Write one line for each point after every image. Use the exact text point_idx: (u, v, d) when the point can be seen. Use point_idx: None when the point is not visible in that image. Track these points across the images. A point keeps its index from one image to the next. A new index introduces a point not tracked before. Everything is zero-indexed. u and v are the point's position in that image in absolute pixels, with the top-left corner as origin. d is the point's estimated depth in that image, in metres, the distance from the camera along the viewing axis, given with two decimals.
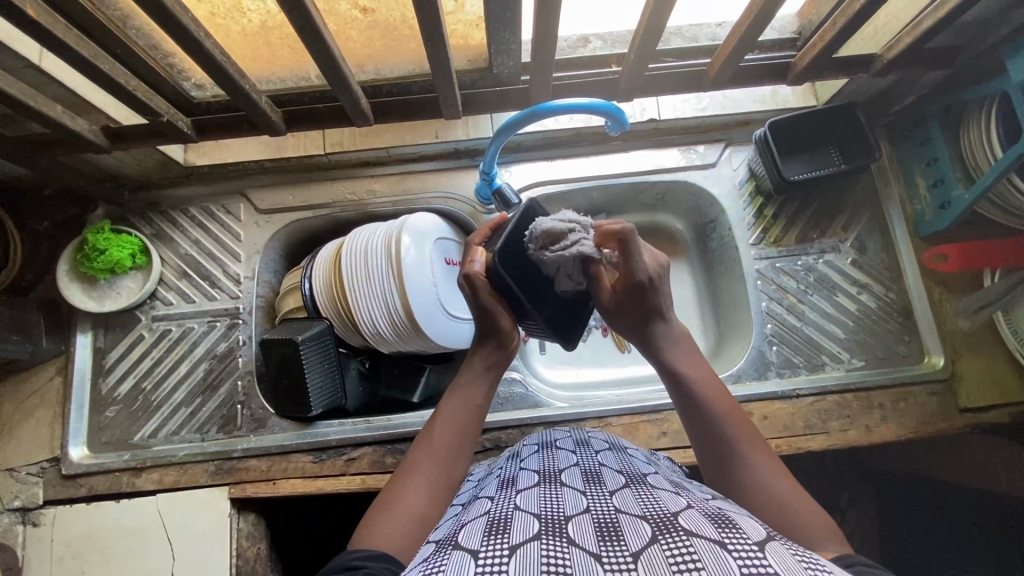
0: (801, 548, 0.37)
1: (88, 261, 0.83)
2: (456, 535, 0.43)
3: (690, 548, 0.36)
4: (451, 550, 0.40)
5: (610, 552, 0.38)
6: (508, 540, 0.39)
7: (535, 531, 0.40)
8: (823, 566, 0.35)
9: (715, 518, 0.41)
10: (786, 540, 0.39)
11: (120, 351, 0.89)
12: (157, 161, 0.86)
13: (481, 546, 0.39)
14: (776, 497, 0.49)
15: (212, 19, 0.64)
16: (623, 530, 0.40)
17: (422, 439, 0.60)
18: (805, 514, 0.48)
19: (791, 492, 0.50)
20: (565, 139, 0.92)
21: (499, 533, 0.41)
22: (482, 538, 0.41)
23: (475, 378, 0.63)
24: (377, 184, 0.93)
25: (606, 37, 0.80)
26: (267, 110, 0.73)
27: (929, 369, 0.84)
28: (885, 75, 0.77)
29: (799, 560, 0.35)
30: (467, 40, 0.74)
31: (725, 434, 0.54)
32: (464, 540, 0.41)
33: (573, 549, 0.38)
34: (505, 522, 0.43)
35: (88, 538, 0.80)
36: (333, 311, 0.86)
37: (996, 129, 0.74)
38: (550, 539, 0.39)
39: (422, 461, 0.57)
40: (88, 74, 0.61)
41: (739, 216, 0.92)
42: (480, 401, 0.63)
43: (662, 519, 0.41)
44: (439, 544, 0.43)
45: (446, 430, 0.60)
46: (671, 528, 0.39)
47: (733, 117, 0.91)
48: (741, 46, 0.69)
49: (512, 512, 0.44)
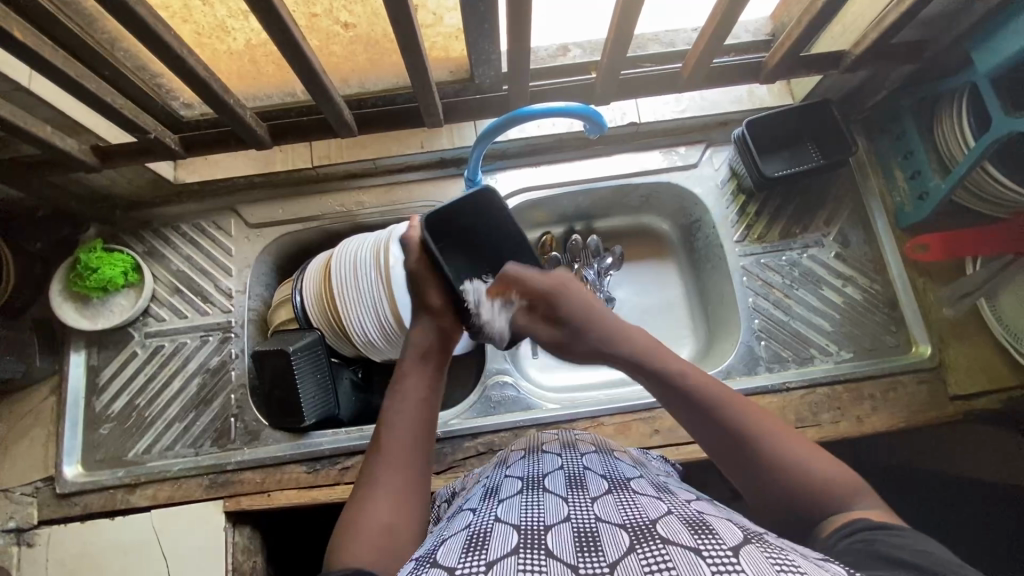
0: (776, 549, 0.38)
1: (80, 279, 0.85)
2: (436, 552, 0.44)
3: (666, 559, 0.37)
4: (428, 568, 0.40)
5: (588, 564, 0.38)
6: (485, 556, 0.40)
7: (513, 544, 0.41)
8: (795, 564, 0.36)
9: (693, 523, 0.41)
10: (762, 540, 0.39)
11: (113, 369, 0.89)
12: (148, 179, 0.87)
13: (457, 563, 0.40)
14: (807, 471, 0.50)
15: (198, 39, 0.66)
16: (601, 540, 0.41)
17: (375, 446, 0.59)
18: (833, 483, 0.49)
19: (826, 465, 0.50)
20: (549, 145, 0.94)
21: (478, 548, 0.41)
22: (460, 554, 0.41)
23: (414, 374, 0.64)
24: (365, 195, 0.94)
25: (585, 45, 0.82)
26: (254, 125, 0.75)
27: (917, 357, 0.85)
28: (856, 70, 0.79)
29: (772, 562, 0.36)
30: (447, 53, 0.76)
31: (753, 434, 0.52)
32: (442, 556, 0.42)
33: (550, 564, 0.38)
34: (484, 534, 0.43)
35: (83, 556, 0.80)
36: (324, 321, 0.87)
37: (969, 120, 0.76)
38: (528, 554, 0.40)
39: (379, 466, 0.56)
40: (77, 94, 0.63)
41: (722, 215, 0.94)
42: (428, 396, 0.63)
43: (640, 527, 0.41)
44: (419, 559, 0.43)
45: (399, 430, 0.59)
46: (648, 537, 0.40)
47: (712, 118, 0.93)
48: (711, 46, 0.71)
49: (492, 524, 0.45)
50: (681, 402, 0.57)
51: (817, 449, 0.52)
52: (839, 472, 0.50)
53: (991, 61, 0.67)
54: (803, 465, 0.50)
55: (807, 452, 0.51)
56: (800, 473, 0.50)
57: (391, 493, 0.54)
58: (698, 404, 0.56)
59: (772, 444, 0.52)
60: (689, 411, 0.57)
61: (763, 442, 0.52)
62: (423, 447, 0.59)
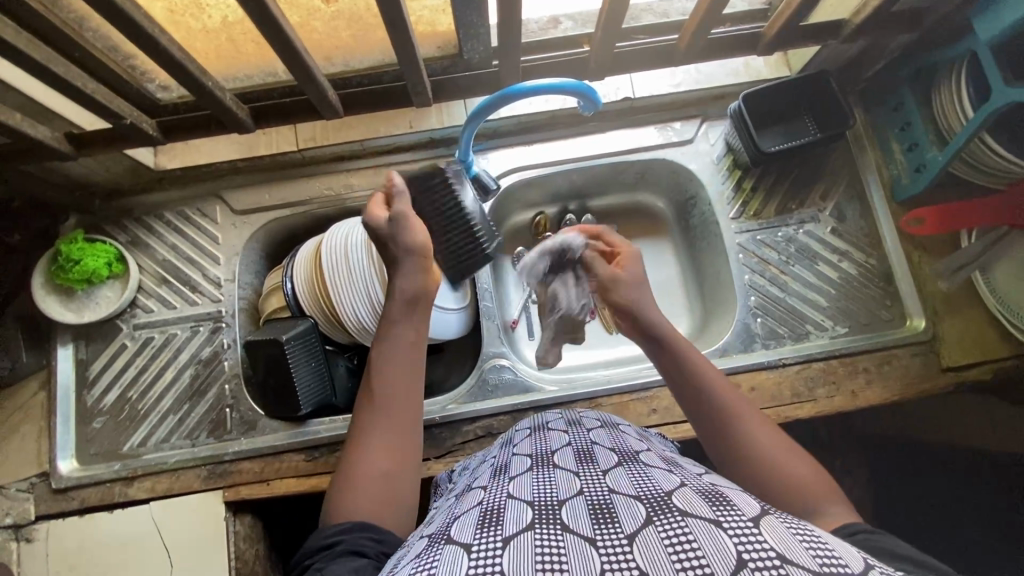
0: (796, 521, 0.37)
1: (63, 272, 0.82)
2: (449, 528, 0.43)
3: (685, 530, 0.36)
4: (443, 546, 0.39)
5: (606, 536, 0.37)
6: (501, 531, 0.39)
7: (528, 520, 0.40)
8: (820, 541, 0.35)
9: (709, 495, 0.41)
10: (780, 512, 0.39)
11: (103, 362, 0.88)
12: (126, 166, 0.84)
13: (474, 539, 0.39)
14: (772, 463, 0.53)
15: (172, 17, 0.62)
16: (616, 511, 0.40)
17: (365, 402, 0.59)
18: (796, 475, 0.51)
19: (786, 454, 0.53)
20: (541, 122, 0.91)
21: (492, 525, 0.40)
22: (475, 530, 0.40)
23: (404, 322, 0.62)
24: (353, 178, 0.92)
25: (577, 17, 0.79)
26: (233, 107, 0.72)
27: (911, 331, 0.85)
28: (855, 40, 0.77)
29: (797, 537, 0.35)
30: (434, 27, 0.72)
31: (732, 419, 0.56)
32: (457, 533, 0.41)
33: (567, 537, 0.38)
34: (498, 512, 0.42)
35: (84, 551, 0.80)
36: (317, 309, 0.86)
37: (966, 90, 0.75)
38: (544, 527, 0.39)
39: (373, 423, 0.57)
40: (44, 78, 0.60)
41: (718, 191, 0.92)
42: (415, 343, 0.62)
43: (656, 499, 0.41)
44: (432, 537, 0.43)
45: (391, 383, 0.59)
46: (666, 509, 0.39)
47: (707, 91, 0.92)
48: (708, 17, 0.69)
49: (505, 500, 0.44)
50: (694, 408, 0.59)
51: (796, 451, 0.53)
52: (801, 465, 0.52)
53: (994, 28, 0.65)
54: (771, 454, 0.53)
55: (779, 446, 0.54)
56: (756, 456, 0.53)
57: (383, 446, 0.56)
58: (704, 400, 0.59)
59: (761, 447, 0.54)
60: (694, 405, 0.59)
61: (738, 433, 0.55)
62: (414, 408, 0.60)
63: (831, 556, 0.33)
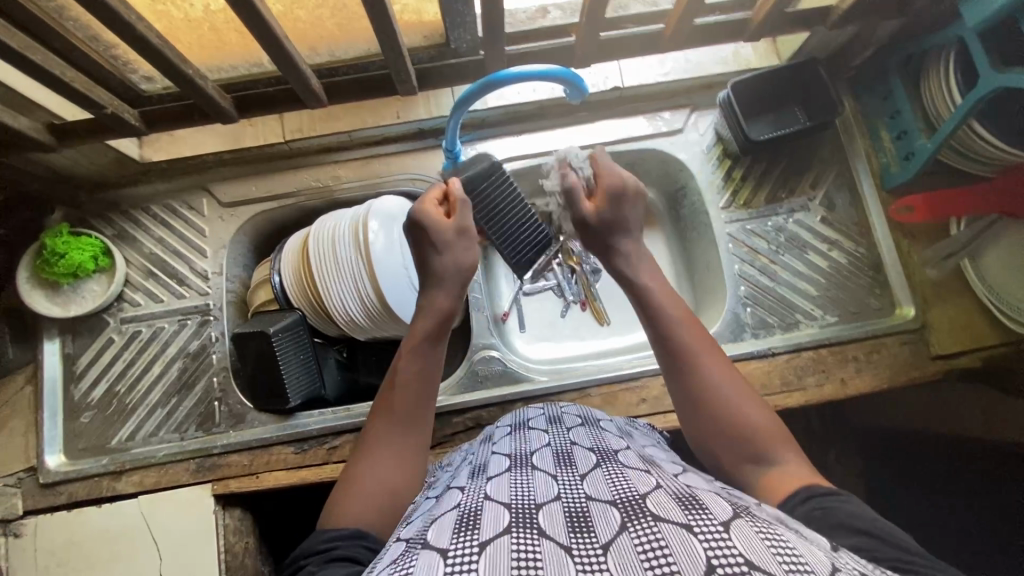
0: (766, 523, 0.37)
1: (48, 266, 0.82)
2: (426, 533, 0.42)
3: (658, 536, 0.36)
4: (420, 552, 0.39)
5: (581, 546, 0.37)
6: (478, 535, 0.38)
7: (505, 524, 0.39)
8: (787, 543, 0.35)
9: (682, 498, 0.40)
10: (751, 515, 0.38)
11: (90, 356, 0.87)
12: (111, 158, 0.84)
13: (450, 543, 0.38)
14: (744, 423, 0.52)
15: (152, 6, 0.61)
16: (592, 518, 0.40)
17: (379, 413, 0.60)
18: (763, 432, 0.52)
19: (762, 415, 0.53)
20: (529, 113, 0.91)
21: (469, 528, 0.39)
22: (451, 534, 0.40)
23: (428, 346, 0.62)
24: (341, 170, 0.91)
25: (564, 6, 0.78)
26: (216, 97, 0.71)
27: (900, 319, 0.86)
28: (843, 27, 0.77)
29: (764, 539, 0.35)
30: (419, 16, 0.71)
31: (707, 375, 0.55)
32: (434, 538, 0.40)
33: (543, 543, 0.37)
34: (475, 515, 0.42)
35: (72, 545, 0.79)
36: (305, 301, 0.85)
37: (955, 77, 0.75)
38: (521, 532, 0.38)
39: (382, 436, 0.58)
40: (21, 67, 0.59)
41: (708, 180, 0.92)
42: (436, 367, 0.62)
43: (631, 503, 0.40)
44: (409, 542, 0.42)
45: (405, 399, 0.59)
46: (640, 513, 0.38)
47: (696, 80, 0.91)
48: (693, 3, 0.68)
49: (482, 504, 0.43)
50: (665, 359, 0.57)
51: (768, 411, 0.54)
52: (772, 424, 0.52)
53: (982, 13, 0.65)
54: (749, 417, 0.52)
55: (755, 406, 0.53)
56: (742, 424, 0.52)
57: (390, 460, 0.56)
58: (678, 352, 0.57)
59: (733, 407, 0.53)
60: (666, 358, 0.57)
61: (714, 381, 0.54)
62: (422, 425, 0.59)
63: (797, 560, 0.33)
